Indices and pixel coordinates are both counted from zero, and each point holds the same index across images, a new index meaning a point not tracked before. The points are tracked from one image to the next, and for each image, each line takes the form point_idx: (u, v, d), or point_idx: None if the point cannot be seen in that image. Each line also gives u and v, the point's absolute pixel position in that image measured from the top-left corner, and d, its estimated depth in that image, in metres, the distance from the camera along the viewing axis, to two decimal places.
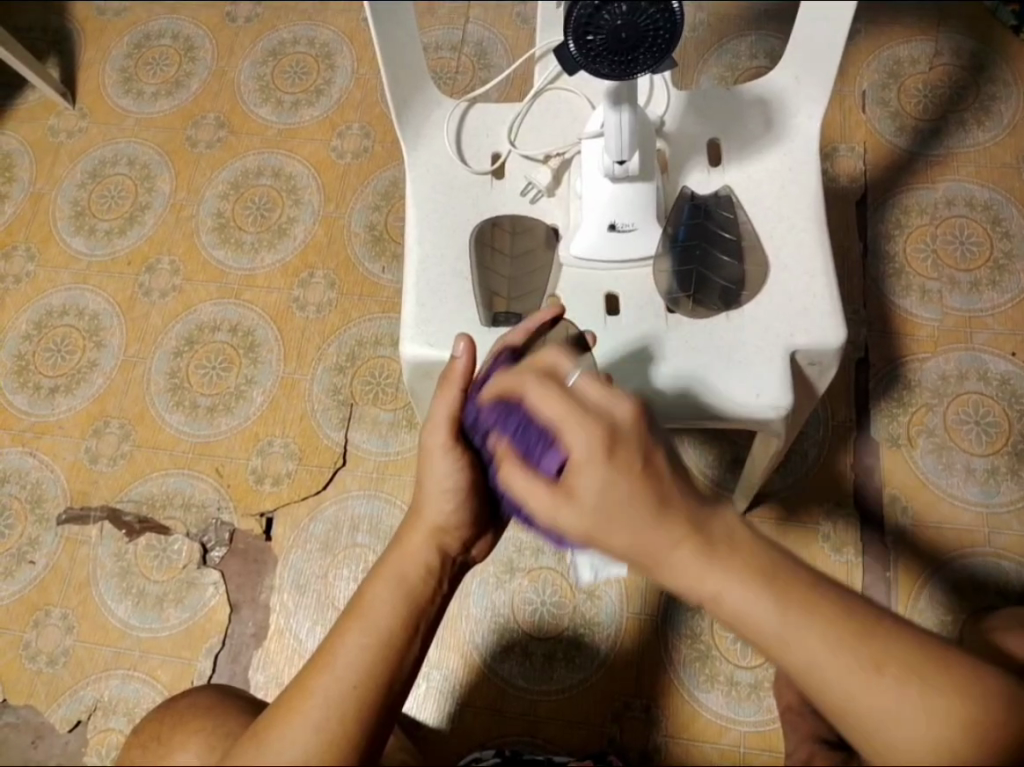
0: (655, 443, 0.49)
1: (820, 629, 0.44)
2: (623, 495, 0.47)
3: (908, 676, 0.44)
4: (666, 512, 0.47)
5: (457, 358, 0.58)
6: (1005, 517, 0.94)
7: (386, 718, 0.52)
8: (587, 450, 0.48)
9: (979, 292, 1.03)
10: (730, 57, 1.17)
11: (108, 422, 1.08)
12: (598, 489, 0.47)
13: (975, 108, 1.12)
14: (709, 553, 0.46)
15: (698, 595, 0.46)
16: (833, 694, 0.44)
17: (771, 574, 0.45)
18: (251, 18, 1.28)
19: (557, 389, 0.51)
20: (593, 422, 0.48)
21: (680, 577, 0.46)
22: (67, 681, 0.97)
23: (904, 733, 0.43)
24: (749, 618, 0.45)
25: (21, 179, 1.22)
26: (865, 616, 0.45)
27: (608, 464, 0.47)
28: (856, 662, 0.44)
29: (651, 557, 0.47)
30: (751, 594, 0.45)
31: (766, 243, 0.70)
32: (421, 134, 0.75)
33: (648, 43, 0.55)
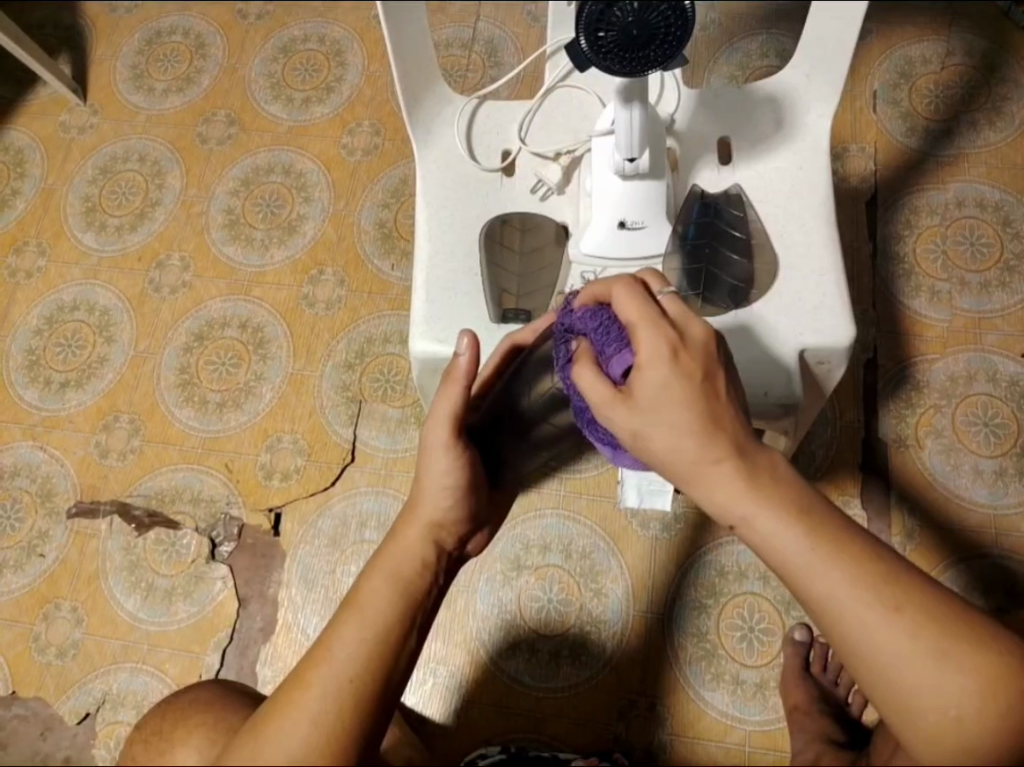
0: (723, 365, 0.48)
1: (845, 565, 0.45)
2: (678, 398, 0.47)
3: (926, 623, 0.45)
4: (714, 428, 0.47)
5: (460, 356, 0.57)
6: (1012, 519, 0.94)
7: (384, 709, 0.53)
8: (654, 352, 0.48)
9: (988, 293, 1.03)
10: (741, 56, 1.17)
11: (118, 418, 1.09)
12: (656, 389, 0.47)
13: (986, 109, 1.11)
14: (750, 475, 0.47)
15: (730, 516, 0.48)
16: (851, 632, 0.45)
17: (803, 510, 0.47)
18: (263, 15, 1.28)
19: (642, 292, 0.51)
20: (667, 327, 0.48)
21: (717, 493, 0.47)
22: (75, 673, 0.98)
23: (918, 676, 0.44)
24: (777, 545, 0.46)
25: (33, 174, 1.23)
26: (887, 563, 0.46)
27: (671, 367, 0.47)
28: (877, 603, 0.45)
29: (691, 467, 0.47)
30: (782, 519, 0.46)
31: (776, 242, 0.70)
32: (431, 131, 0.75)
33: (659, 40, 0.55)
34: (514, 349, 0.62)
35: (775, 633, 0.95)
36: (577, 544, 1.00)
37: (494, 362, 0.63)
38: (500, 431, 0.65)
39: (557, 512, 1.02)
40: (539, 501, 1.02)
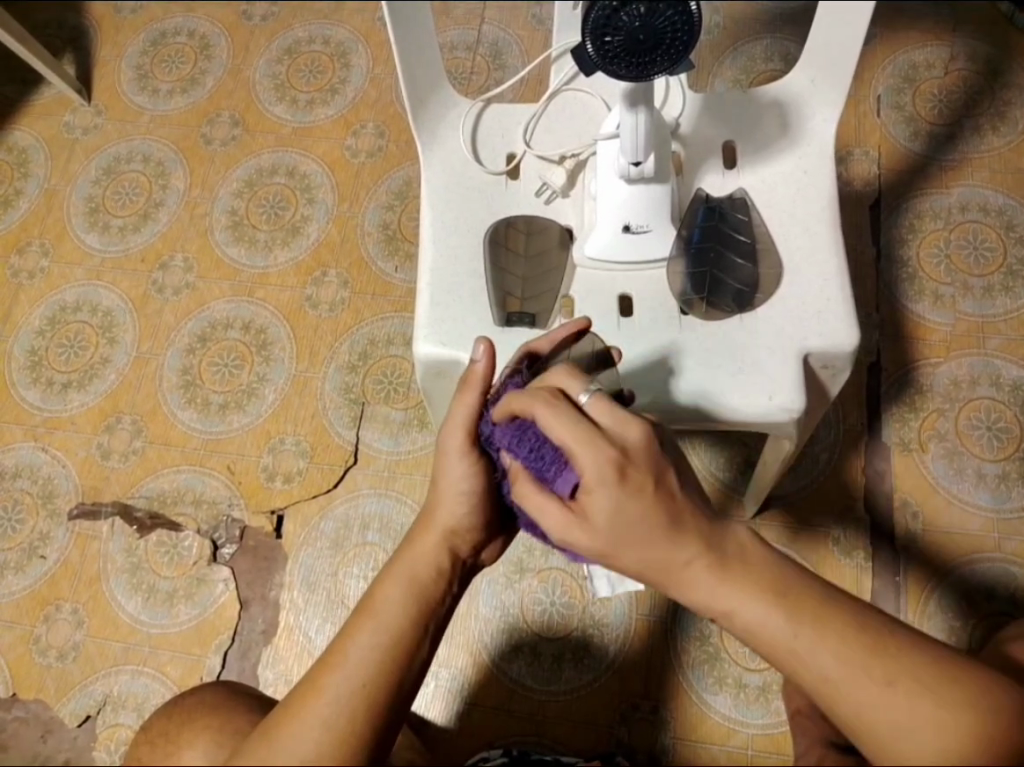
0: (668, 463, 0.48)
1: (829, 644, 0.46)
2: (637, 516, 0.47)
3: (921, 691, 0.44)
4: (677, 531, 0.47)
5: (476, 361, 0.57)
6: (1014, 523, 0.94)
7: (395, 715, 0.53)
8: (600, 478, 0.47)
9: (991, 298, 1.03)
10: (745, 60, 1.17)
11: (120, 419, 1.09)
12: (612, 512, 0.47)
13: (989, 114, 1.12)
14: (723, 569, 0.48)
15: (712, 610, 0.48)
16: (848, 710, 0.45)
17: (781, 592, 0.47)
18: (267, 17, 1.28)
19: (565, 410, 0.50)
20: (603, 446, 0.47)
21: (695, 591, 0.48)
22: (76, 676, 0.97)
23: (920, 746, 0.44)
24: (761, 629, 0.47)
25: (36, 175, 1.23)
26: (874, 633, 0.46)
27: (621, 490, 0.47)
28: (866, 676, 0.45)
29: (666, 570, 0.48)
30: (764, 604, 0.47)
31: (781, 245, 0.70)
32: (436, 134, 0.75)
33: (666, 45, 0.55)
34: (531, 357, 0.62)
35: None
36: None
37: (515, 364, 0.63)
38: None
39: None
40: None
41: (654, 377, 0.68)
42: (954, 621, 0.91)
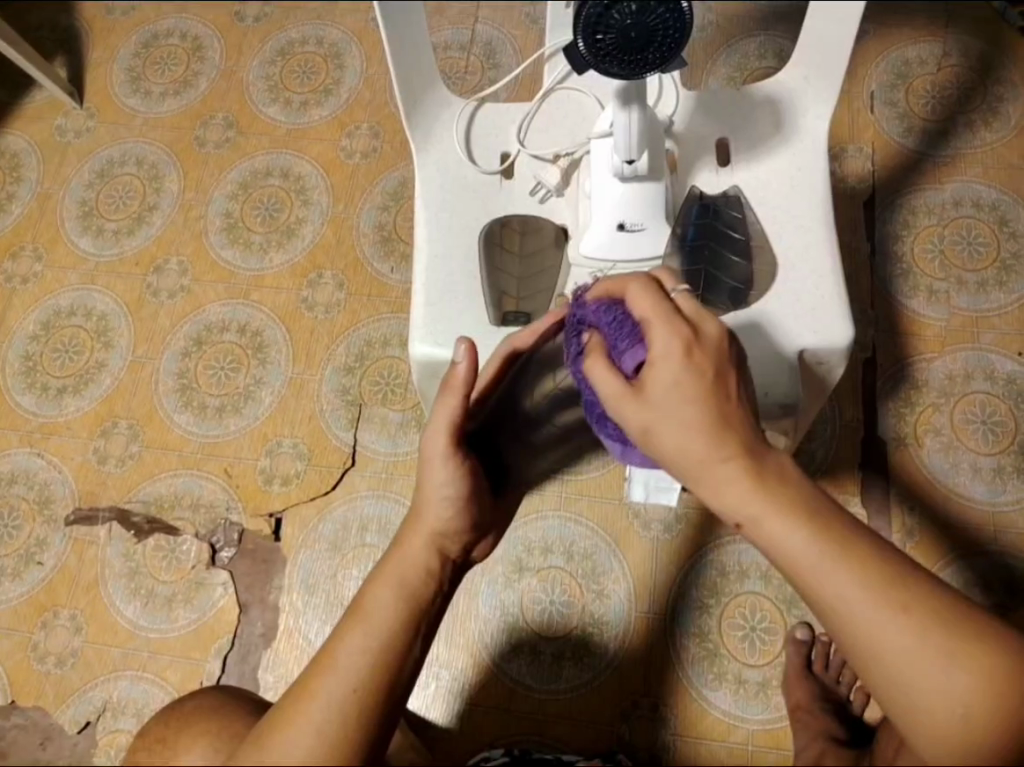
0: (736, 367, 0.49)
1: (851, 567, 0.45)
2: (689, 395, 0.47)
3: (932, 623, 0.45)
4: (725, 427, 0.47)
5: (458, 364, 0.57)
6: (1011, 516, 0.95)
7: (389, 717, 0.52)
8: (667, 348, 0.48)
9: (986, 292, 1.04)
10: (739, 58, 1.18)
11: (116, 423, 1.08)
12: (669, 384, 0.47)
13: (982, 109, 1.12)
14: (758, 476, 0.46)
15: (737, 516, 0.47)
16: (858, 636, 0.45)
17: (811, 510, 0.46)
18: (260, 18, 1.28)
19: (657, 289, 0.51)
20: (679, 323, 0.48)
21: (725, 492, 0.47)
22: (75, 681, 0.97)
23: (927, 676, 0.44)
24: (785, 545, 0.46)
25: (29, 178, 1.22)
26: (891, 563, 0.46)
27: (684, 365, 0.47)
28: (883, 602, 0.45)
29: (697, 466, 0.47)
30: (793, 520, 0.46)
31: (775, 243, 0.70)
32: (429, 134, 0.75)
33: (658, 42, 0.55)
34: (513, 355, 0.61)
35: (776, 632, 0.95)
36: (578, 546, 1.00)
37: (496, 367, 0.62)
38: (501, 431, 0.65)
39: (558, 513, 1.02)
40: (540, 503, 1.02)
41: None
42: None
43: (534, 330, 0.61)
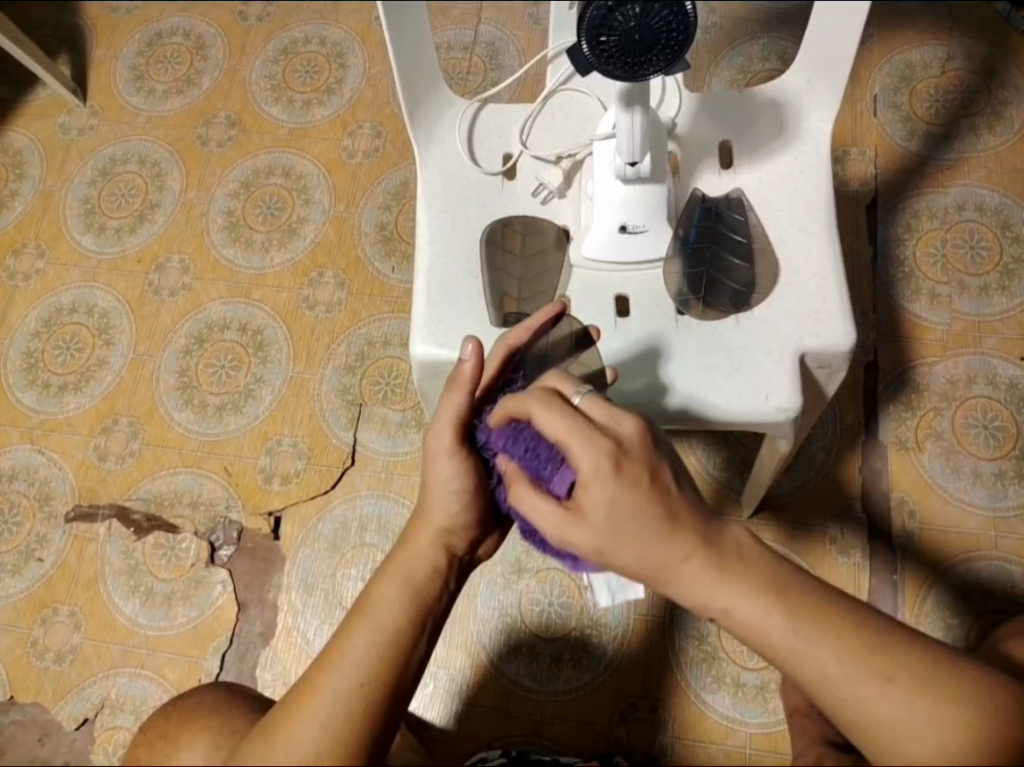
0: (662, 459, 0.48)
1: (829, 642, 0.45)
2: (633, 509, 0.46)
3: (918, 686, 0.45)
4: (674, 533, 0.46)
5: (464, 362, 0.57)
6: (1011, 522, 0.94)
7: (393, 715, 0.52)
8: (594, 469, 0.46)
9: (988, 297, 1.04)
10: (742, 60, 1.17)
11: (117, 421, 1.08)
12: (607, 508, 0.46)
13: (986, 113, 1.12)
14: (720, 567, 0.47)
15: (710, 608, 0.47)
16: (846, 708, 0.46)
17: (781, 591, 0.46)
18: (263, 17, 1.28)
19: (560, 404, 0.49)
20: (595, 436, 0.47)
21: (692, 592, 0.47)
22: (74, 678, 0.97)
23: (918, 744, 0.44)
24: (758, 628, 0.46)
25: (31, 176, 1.22)
26: (871, 629, 0.46)
27: (615, 481, 0.46)
28: (865, 674, 0.45)
29: (661, 571, 0.47)
30: (764, 604, 0.46)
31: (777, 245, 0.70)
32: (431, 135, 0.75)
33: (661, 45, 0.55)
34: (514, 350, 0.61)
35: None
36: None
37: (495, 367, 0.62)
38: None
39: None
40: None
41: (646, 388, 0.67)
42: (952, 619, 0.91)
43: (528, 326, 0.62)
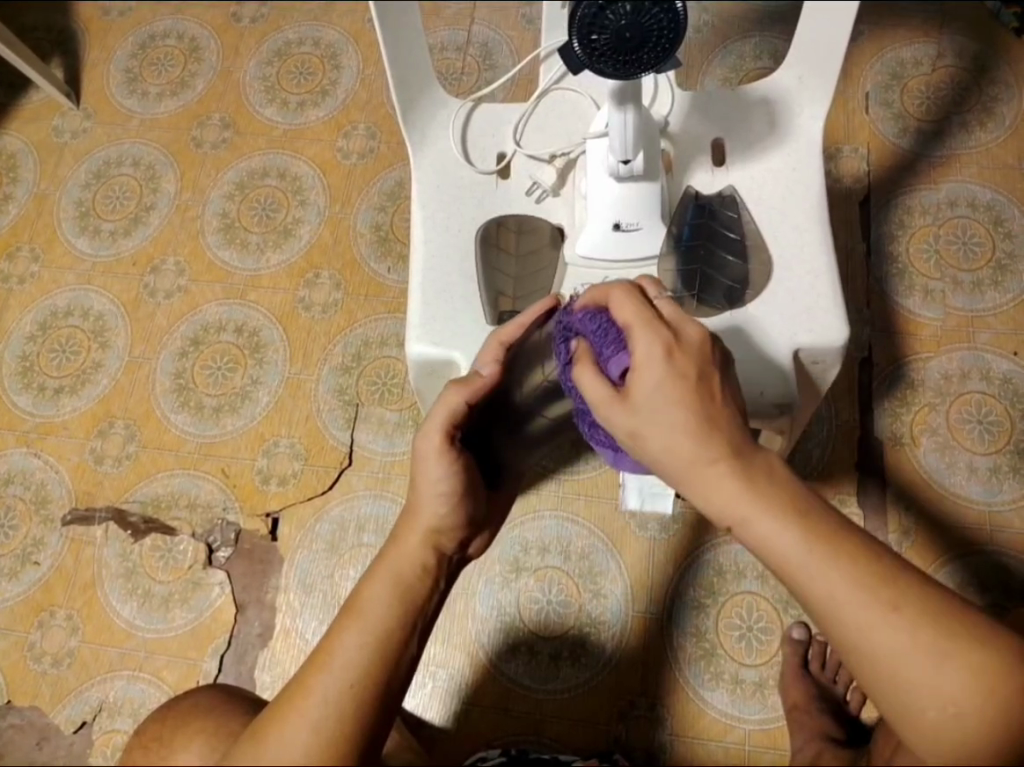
0: (720, 368, 0.50)
1: (840, 565, 0.46)
2: (676, 395, 0.48)
3: (923, 620, 0.45)
4: (711, 428, 0.48)
5: (483, 375, 0.61)
6: (1007, 515, 0.95)
7: (384, 714, 0.52)
8: (649, 352, 0.50)
9: (981, 292, 1.04)
10: (735, 59, 1.18)
11: (113, 424, 1.08)
12: (653, 388, 0.49)
13: (978, 109, 1.12)
14: (744, 475, 0.47)
15: (726, 517, 0.48)
16: (850, 636, 0.46)
17: (800, 511, 0.47)
18: (257, 18, 1.28)
19: (638, 297, 0.53)
20: (661, 328, 0.50)
21: (711, 494, 0.48)
22: (72, 681, 0.97)
23: (919, 673, 0.44)
24: (774, 544, 0.47)
25: (25, 179, 1.22)
26: (882, 562, 0.47)
27: (667, 366, 0.49)
28: (873, 600, 0.45)
29: (686, 467, 0.48)
30: (782, 520, 0.47)
31: (771, 242, 0.70)
32: (425, 134, 0.75)
33: (652, 43, 0.55)
34: (506, 348, 0.62)
35: (773, 632, 0.95)
36: (576, 546, 1.00)
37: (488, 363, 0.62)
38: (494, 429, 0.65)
39: (555, 512, 1.02)
40: (536, 503, 1.02)
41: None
42: None
43: (520, 323, 0.62)
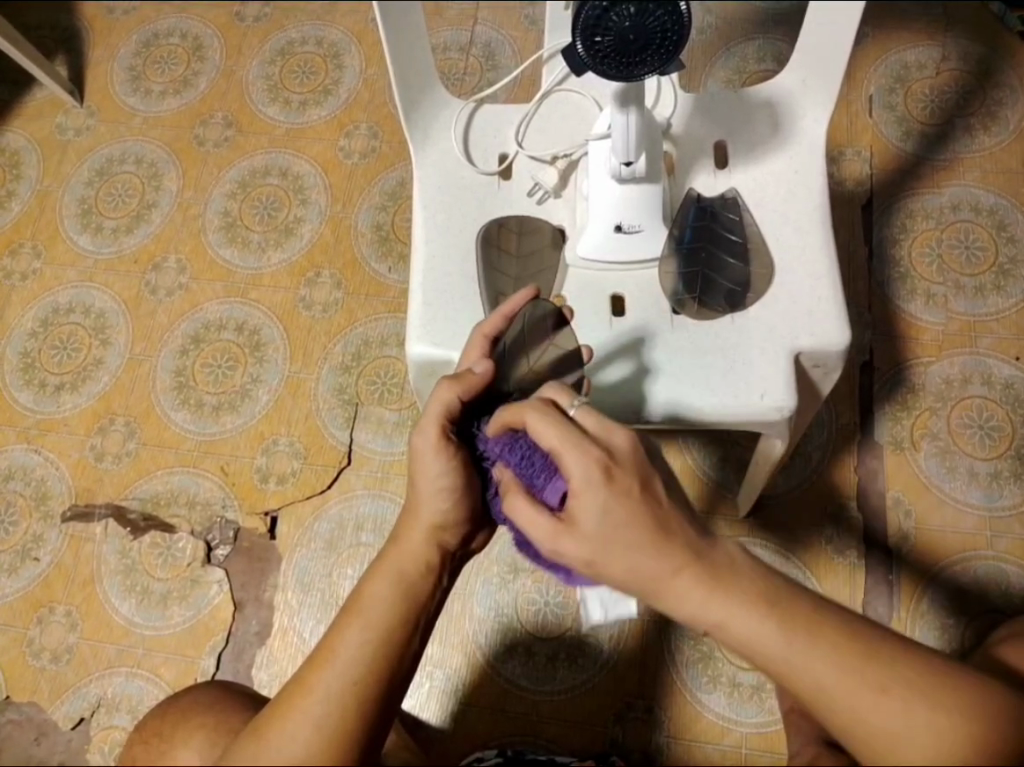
0: (653, 469, 0.49)
1: (824, 651, 0.45)
2: (623, 522, 0.47)
3: (917, 696, 0.44)
4: (666, 543, 0.47)
5: (474, 371, 0.59)
6: (1007, 521, 0.94)
7: (385, 711, 0.53)
8: (585, 477, 0.48)
9: (983, 296, 1.04)
10: (737, 61, 1.18)
11: (114, 421, 1.09)
12: (600, 517, 0.47)
13: (981, 113, 1.12)
14: (711, 579, 0.46)
15: (703, 622, 0.47)
16: (846, 721, 0.45)
17: (774, 602, 0.46)
18: (260, 18, 1.28)
19: (554, 415, 0.51)
20: (591, 447, 0.48)
21: (684, 604, 0.47)
22: (70, 678, 0.97)
23: (917, 751, 0.44)
24: (754, 641, 0.46)
25: (29, 176, 1.23)
26: (866, 638, 0.46)
27: (607, 488, 0.47)
28: (862, 684, 0.44)
29: (657, 582, 0.47)
30: (758, 618, 0.46)
31: (772, 244, 0.70)
32: (427, 135, 0.75)
33: (656, 45, 0.55)
34: (492, 338, 0.62)
35: None
36: None
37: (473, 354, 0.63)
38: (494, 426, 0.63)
39: None
40: None
41: (630, 379, 0.67)
42: (947, 620, 0.91)
43: (503, 312, 0.62)
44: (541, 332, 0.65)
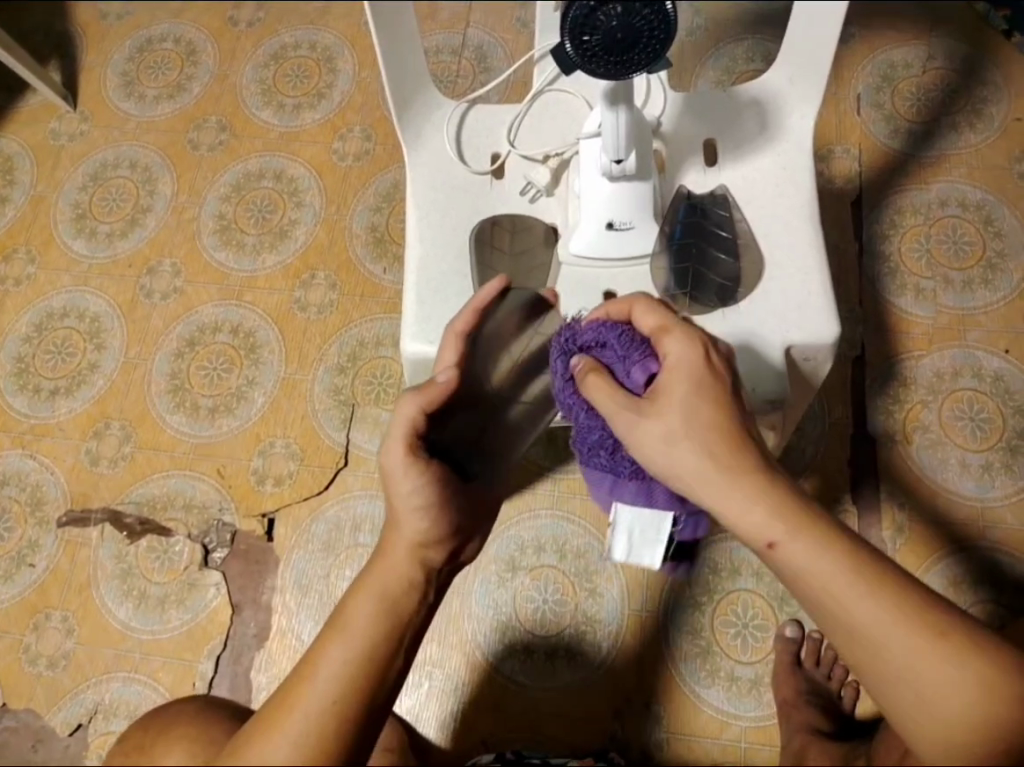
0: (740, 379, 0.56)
1: (879, 595, 0.49)
2: (708, 407, 0.53)
3: (953, 649, 0.48)
4: (742, 446, 0.52)
5: (439, 381, 0.61)
6: (1000, 511, 0.95)
7: (366, 736, 0.52)
8: (685, 358, 0.55)
9: (972, 291, 1.05)
10: (727, 61, 1.19)
11: (109, 424, 1.08)
12: (689, 394, 0.53)
13: (967, 111, 1.14)
14: (781, 502, 0.51)
15: (766, 537, 0.50)
16: (888, 661, 0.49)
17: (838, 542, 0.50)
18: (253, 23, 1.29)
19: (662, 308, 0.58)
20: (693, 336, 0.56)
21: (748, 513, 0.51)
22: (67, 683, 0.97)
23: (949, 696, 0.48)
24: (814, 570, 0.50)
25: (22, 182, 1.23)
26: (914, 593, 0.50)
27: (700, 373, 0.54)
28: (909, 628, 0.49)
29: (718, 481, 0.51)
30: (822, 550, 0.50)
31: (762, 242, 0.71)
32: (421, 134, 0.76)
33: (643, 44, 0.56)
34: (464, 336, 0.64)
35: (769, 628, 0.95)
36: (571, 546, 1.00)
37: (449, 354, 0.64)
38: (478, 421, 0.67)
39: (552, 513, 1.02)
40: (533, 502, 1.02)
41: None
42: None
43: (473, 309, 0.64)
44: (520, 319, 0.68)
